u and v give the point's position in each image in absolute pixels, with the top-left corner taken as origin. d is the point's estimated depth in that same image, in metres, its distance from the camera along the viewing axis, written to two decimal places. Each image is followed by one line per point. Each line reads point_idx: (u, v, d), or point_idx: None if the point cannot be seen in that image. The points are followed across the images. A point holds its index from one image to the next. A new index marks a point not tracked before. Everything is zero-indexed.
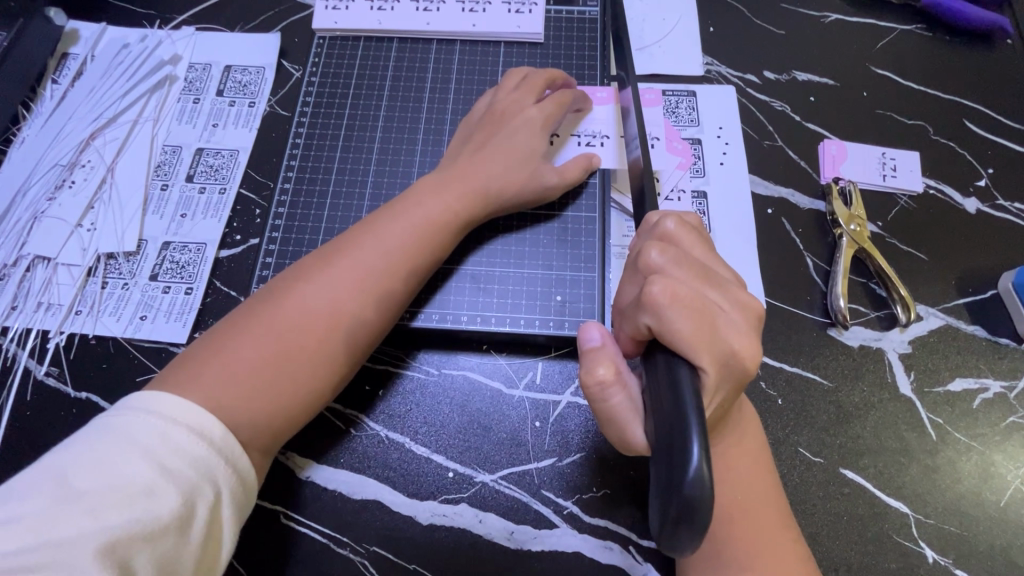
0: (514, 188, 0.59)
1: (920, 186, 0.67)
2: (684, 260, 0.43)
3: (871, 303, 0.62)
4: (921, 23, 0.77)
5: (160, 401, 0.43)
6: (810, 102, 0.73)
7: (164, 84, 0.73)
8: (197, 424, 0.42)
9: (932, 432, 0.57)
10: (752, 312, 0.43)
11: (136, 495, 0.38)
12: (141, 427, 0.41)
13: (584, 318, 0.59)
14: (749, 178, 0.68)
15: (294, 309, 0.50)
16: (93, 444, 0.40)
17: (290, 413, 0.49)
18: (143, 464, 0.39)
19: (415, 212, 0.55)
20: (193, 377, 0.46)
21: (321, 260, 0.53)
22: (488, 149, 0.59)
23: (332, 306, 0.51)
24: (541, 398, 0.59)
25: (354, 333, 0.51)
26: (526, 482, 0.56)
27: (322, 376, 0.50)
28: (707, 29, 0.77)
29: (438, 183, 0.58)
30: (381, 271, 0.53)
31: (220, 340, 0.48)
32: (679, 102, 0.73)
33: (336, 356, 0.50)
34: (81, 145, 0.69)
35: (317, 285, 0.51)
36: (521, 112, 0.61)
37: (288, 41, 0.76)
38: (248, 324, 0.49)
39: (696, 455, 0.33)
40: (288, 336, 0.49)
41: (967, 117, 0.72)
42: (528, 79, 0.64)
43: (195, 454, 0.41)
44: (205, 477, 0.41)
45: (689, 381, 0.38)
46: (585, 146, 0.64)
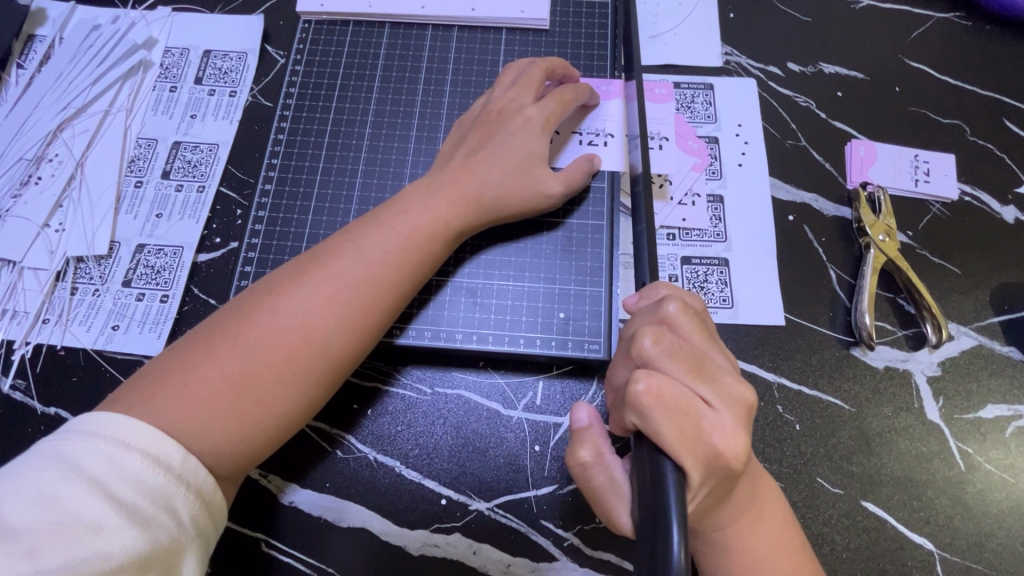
0: (513, 195, 0.54)
1: (954, 192, 0.62)
2: (677, 350, 0.40)
3: (898, 321, 0.58)
4: (960, 12, 0.71)
5: (113, 425, 0.39)
6: (837, 98, 0.67)
7: (138, 71, 0.67)
8: (154, 450, 0.39)
9: (960, 462, 0.53)
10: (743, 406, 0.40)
11: (83, 531, 0.35)
12: (90, 455, 0.38)
13: (589, 336, 0.54)
14: (770, 181, 0.63)
15: (265, 324, 0.46)
16: (35, 475, 0.37)
17: (259, 438, 0.45)
18: (91, 496, 0.36)
19: (402, 219, 0.51)
20: (152, 397, 0.42)
21: (297, 270, 0.49)
22: (485, 154, 0.54)
23: (306, 322, 0.46)
24: (541, 420, 0.55)
25: (329, 351, 0.47)
26: (524, 511, 0.52)
27: (295, 398, 0.46)
28: (727, 15, 0.71)
29: (429, 188, 0.53)
30: (362, 283, 0.48)
31: (185, 356, 0.45)
32: (694, 96, 0.67)
33: (310, 377, 0.46)
34: (48, 137, 0.64)
35: (290, 297, 0.47)
36: (523, 110, 0.56)
37: (272, 25, 0.70)
38: (213, 340, 0.45)
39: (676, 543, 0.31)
40: (254, 354, 0.45)
41: (1006, 116, 0.66)
42: (532, 73, 0.58)
43: (151, 483, 0.38)
44: (163, 507, 0.38)
45: (674, 479, 0.35)
46: (587, 146, 0.59)
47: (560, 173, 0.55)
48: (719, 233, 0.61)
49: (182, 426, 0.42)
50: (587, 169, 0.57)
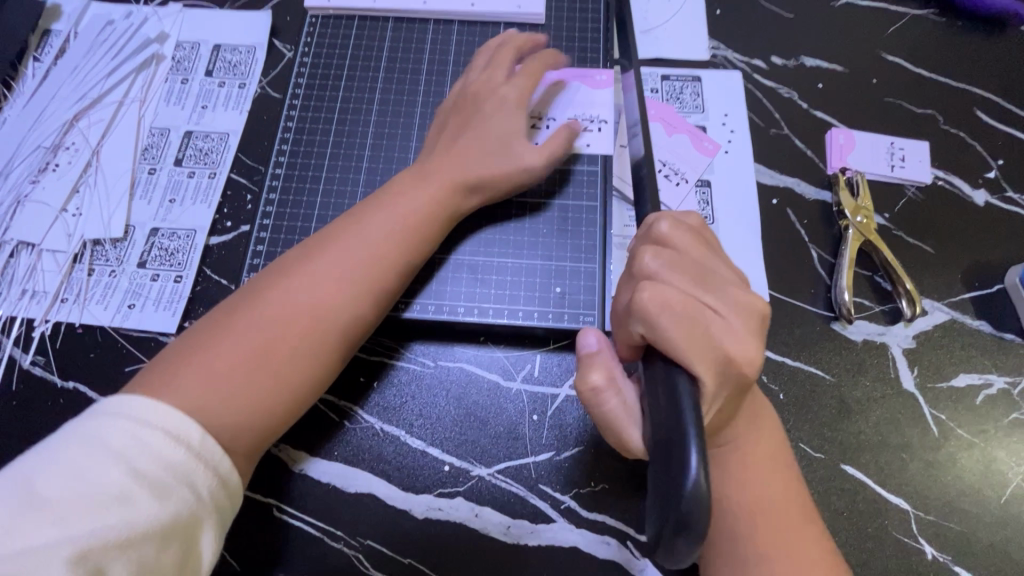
0: (497, 172, 0.57)
1: (928, 176, 0.66)
2: (678, 264, 0.42)
3: (876, 297, 0.61)
4: (934, 8, 0.75)
5: (133, 403, 0.42)
6: (818, 88, 0.71)
7: (151, 64, 0.70)
8: (175, 427, 0.41)
9: (934, 428, 0.57)
10: (745, 306, 0.41)
11: (109, 501, 0.38)
12: (112, 432, 0.40)
13: (584, 310, 0.57)
14: (754, 167, 0.67)
15: (273, 306, 0.48)
16: (65, 449, 0.39)
17: (273, 412, 0.47)
18: (114, 470, 0.38)
19: (399, 203, 0.54)
20: (170, 378, 0.45)
21: (301, 256, 0.51)
22: (465, 133, 0.57)
23: (312, 302, 0.49)
24: (539, 391, 0.58)
25: (335, 329, 0.49)
26: (523, 476, 0.55)
27: (304, 374, 0.48)
28: (714, 11, 0.75)
29: (423, 175, 0.56)
30: (363, 265, 0.51)
31: (198, 340, 0.47)
32: (683, 87, 0.71)
33: (318, 353, 0.49)
34: (65, 126, 0.67)
35: (296, 281, 0.50)
36: (497, 91, 0.59)
37: (279, 20, 0.73)
38: (226, 324, 0.48)
39: (694, 464, 0.32)
40: (266, 334, 0.47)
41: (978, 106, 0.70)
42: (501, 56, 0.61)
43: (170, 458, 0.40)
44: (182, 480, 0.40)
45: (689, 391, 0.36)
46: (584, 132, 0.63)
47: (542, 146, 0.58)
48: (707, 216, 0.65)
49: (200, 403, 0.44)
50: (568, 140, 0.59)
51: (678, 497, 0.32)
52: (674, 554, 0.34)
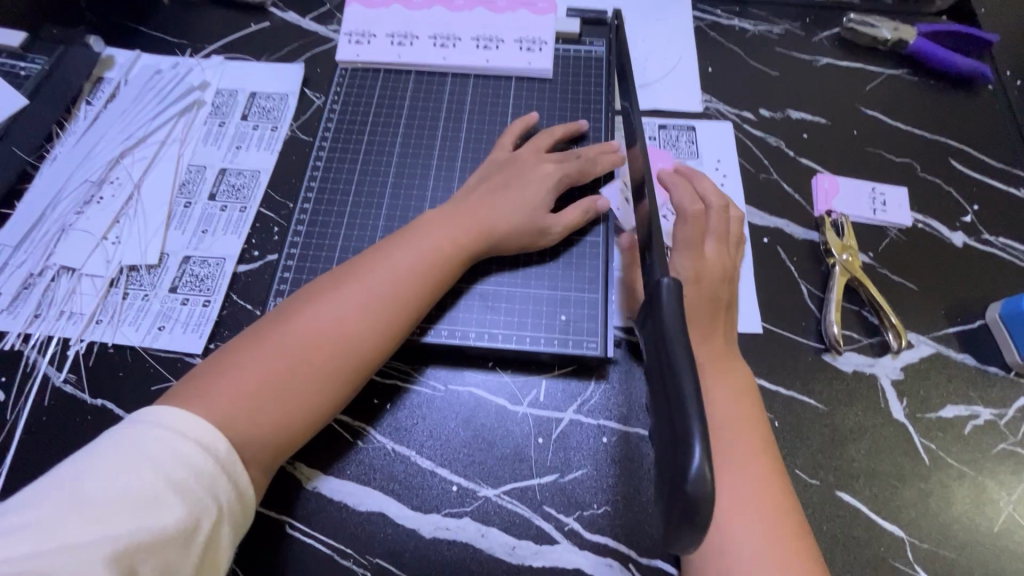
0: (515, 227, 0.62)
1: (908, 219, 0.71)
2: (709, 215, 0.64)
3: (864, 331, 0.64)
4: (907, 68, 0.82)
5: (171, 416, 0.45)
6: (803, 138, 0.77)
7: (192, 108, 0.77)
8: (203, 438, 0.45)
9: (925, 457, 0.59)
10: (717, 272, 0.60)
11: (144, 506, 0.41)
12: (151, 441, 0.43)
13: (587, 337, 0.61)
14: (746, 209, 0.72)
15: (302, 327, 0.52)
16: (103, 455, 0.42)
17: (293, 430, 0.50)
18: (152, 476, 0.42)
19: (423, 241, 0.58)
20: (203, 391, 0.48)
21: (330, 282, 0.56)
22: (499, 194, 0.63)
23: (340, 325, 0.53)
24: (544, 414, 0.60)
25: (356, 356, 0.53)
26: (528, 497, 0.57)
27: (328, 393, 0.52)
28: (706, 69, 0.82)
29: (446, 215, 0.61)
30: (385, 298, 0.55)
31: (232, 356, 0.51)
32: (679, 136, 0.77)
33: (342, 373, 0.52)
34: (110, 163, 0.73)
35: (324, 308, 0.53)
36: (541, 166, 0.65)
37: (311, 71, 0.81)
38: (257, 342, 0.52)
39: (698, 457, 0.33)
40: (293, 354, 0.51)
41: (951, 156, 0.76)
42: (541, 135, 0.68)
43: (199, 469, 0.44)
44: (209, 492, 0.43)
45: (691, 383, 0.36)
46: (584, 173, 0.69)
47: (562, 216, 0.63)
48: None
49: (232, 416, 0.47)
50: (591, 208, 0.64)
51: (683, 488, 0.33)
52: (681, 540, 0.36)
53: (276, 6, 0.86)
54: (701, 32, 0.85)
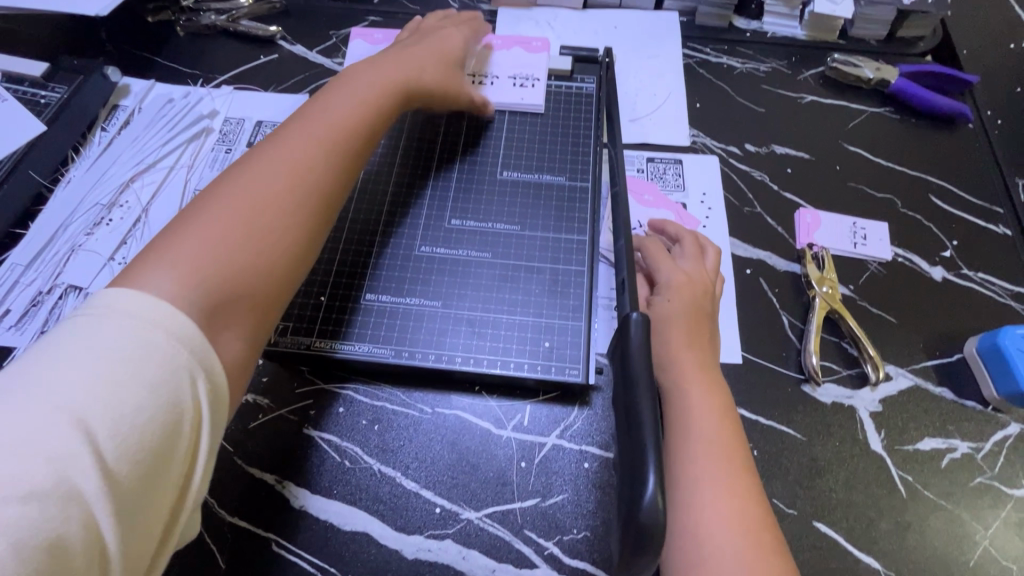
0: (433, 82, 0.70)
1: (889, 254, 0.73)
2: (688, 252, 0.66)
3: (843, 362, 0.66)
4: (890, 107, 0.85)
5: (132, 304, 0.41)
6: (787, 173, 0.79)
7: (201, 135, 0.81)
8: (169, 319, 0.41)
9: (902, 489, 0.60)
10: (698, 283, 0.63)
11: (116, 402, 0.38)
12: (117, 333, 0.40)
13: (571, 364, 0.63)
14: (730, 241, 0.74)
15: (242, 194, 0.51)
16: (69, 350, 0.39)
17: (261, 280, 0.49)
18: (123, 370, 0.38)
19: (351, 99, 0.62)
20: (145, 270, 0.44)
21: (258, 155, 0.55)
22: (403, 55, 0.70)
23: (289, 167, 0.53)
24: (527, 439, 0.62)
25: (313, 186, 0.54)
26: (509, 521, 0.58)
27: (295, 201, 0.53)
28: (694, 105, 0.86)
29: (364, 73, 0.66)
30: (329, 135, 0.57)
31: (165, 238, 0.47)
32: (666, 169, 0.79)
33: (306, 189, 0.54)
34: (121, 187, 0.76)
35: (262, 168, 0.53)
36: (427, 34, 0.76)
37: None
38: (199, 213, 0.49)
39: (651, 487, 0.36)
40: (246, 211, 0.50)
41: (932, 193, 0.78)
42: (445, 31, 0.77)
43: (172, 363, 0.40)
44: (185, 379, 0.40)
45: (650, 417, 0.39)
46: (566, 205, 0.72)
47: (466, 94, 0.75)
48: None
49: (191, 278, 0.45)
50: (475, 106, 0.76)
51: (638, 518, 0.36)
52: (639, 566, 0.38)
53: (285, 39, 0.90)
54: (690, 69, 0.89)
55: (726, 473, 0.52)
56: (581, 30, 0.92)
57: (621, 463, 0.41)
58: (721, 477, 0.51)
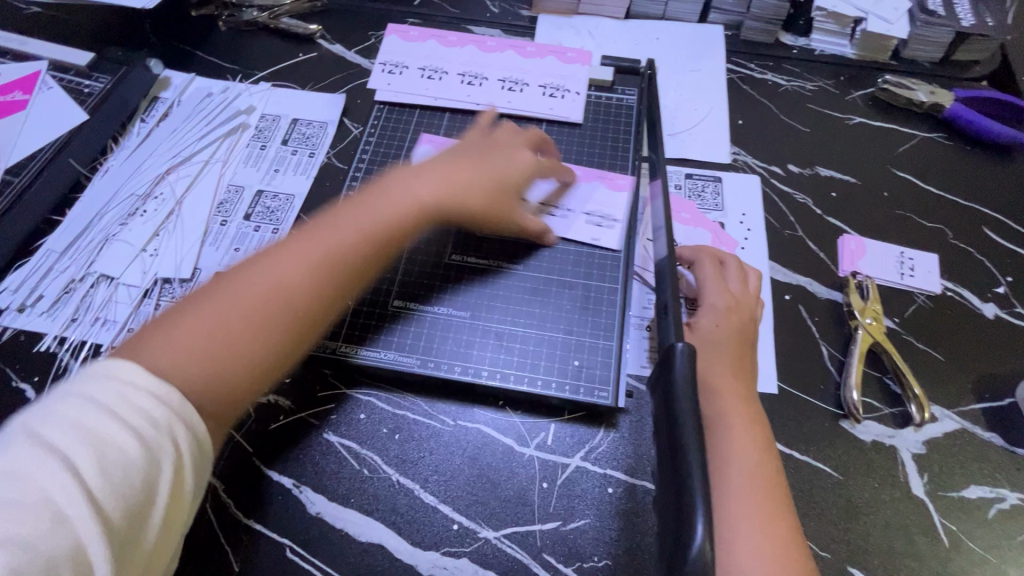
0: (490, 210, 0.62)
1: (937, 287, 0.69)
2: (733, 270, 0.65)
3: (885, 399, 0.63)
4: (943, 132, 0.82)
5: (122, 357, 0.42)
6: (831, 197, 0.76)
7: (237, 131, 0.81)
8: (150, 385, 0.41)
9: (945, 538, 0.56)
10: (744, 310, 0.61)
11: (101, 454, 0.38)
12: (105, 389, 0.40)
13: (599, 384, 0.61)
14: (769, 265, 0.71)
15: (258, 276, 0.50)
16: (61, 405, 0.40)
17: (255, 370, 0.48)
18: (105, 422, 0.39)
19: (387, 203, 0.57)
20: (154, 341, 0.45)
21: (278, 240, 0.53)
22: (474, 166, 0.62)
23: (303, 262, 0.51)
24: (550, 459, 0.60)
25: (319, 298, 0.51)
26: (528, 543, 0.56)
27: (286, 335, 0.49)
28: (736, 121, 0.83)
29: (421, 176, 0.60)
30: (346, 260, 0.53)
31: (183, 308, 0.48)
32: (705, 186, 0.77)
33: (307, 307, 0.50)
34: (157, 179, 0.77)
35: (287, 250, 0.52)
36: (516, 147, 0.66)
37: (351, 102, 0.84)
38: (215, 289, 0.49)
39: (700, 533, 0.33)
40: (253, 294, 0.49)
41: (985, 225, 0.74)
42: (512, 150, 0.66)
43: (156, 416, 0.40)
44: (162, 433, 0.40)
45: (698, 457, 0.36)
46: (594, 225, 0.69)
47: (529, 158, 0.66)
48: None
49: (185, 360, 0.45)
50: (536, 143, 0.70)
51: (682, 564, 0.33)
52: None
53: (325, 38, 0.90)
54: (733, 84, 0.87)
55: (763, 514, 0.49)
56: (621, 41, 0.90)
57: (665, 513, 0.38)
58: (758, 518, 0.49)
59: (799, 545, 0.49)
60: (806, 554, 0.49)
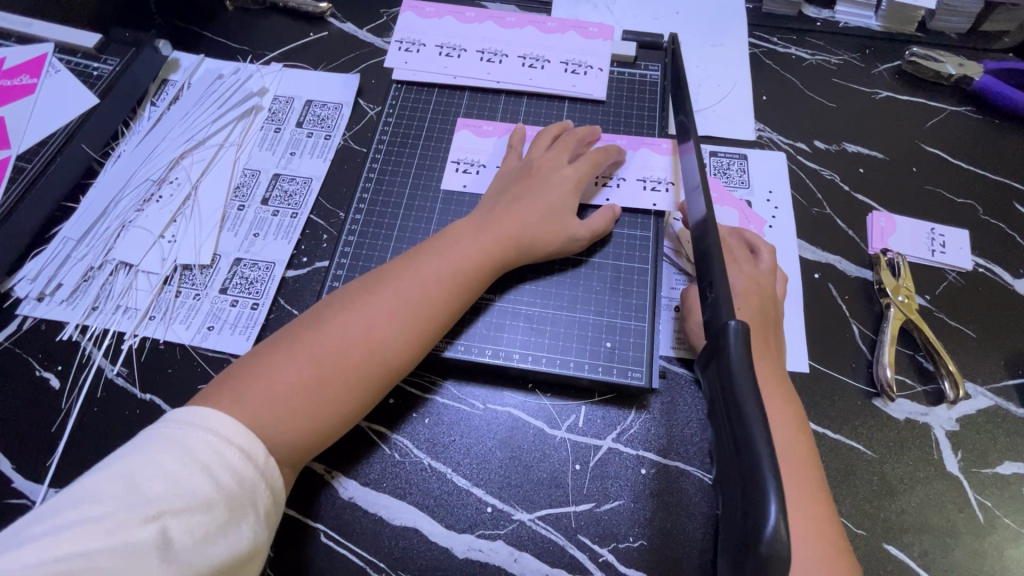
0: (545, 243, 0.63)
1: (969, 263, 0.68)
2: (742, 253, 0.64)
3: (918, 377, 0.62)
4: (972, 106, 0.80)
5: (214, 419, 0.46)
6: (859, 173, 0.75)
7: (251, 114, 0.79)
8: (247, 445, 0.46)
9: (980, 514, 0.56)
10: (765, 290, 0.61)
11: (190, 509, 0.42)
12: (201, 445, 0.45)
13: (632, 365, 0.61)
14: (797, 243, 0.70)
15: (330, 339, 0.53)
16: (156, 454, 0.44)
17: (329, 429, 0.52)
18: (198, 476, 0.43)
19: (449, 258, 0.59)
20: (238, 395, 0.49)
21: (350, 297, 0.56)
22: (524, 202, 0.63)
23: (372, 326, 0.54)
24: (582, 441, 0.60)
25: (388, 358, 0.54)
26: (562, 525, 0.56)
27: (355, 389, 0.53)
28: (760, 97, 0.81)
29: (478, 227, 0.61)
30: (413, 321, 0.55)
31: (262, 361, 0.52)
32: (730, 164, 0.75)
33: (377, 366, 0.54)
34: (171, 163, 0.75)
35: (357, 312, 0.54)
36: (559, 168, 0.66)
37: (366, 82, 0.82)
38: (291, 345, 0.52)
39: (773, 512, 0.33)
40: (329, 357, 0.52)
41: (1017, 200, 0.73)
42: (555, 171, 0.66)
43: (243, 477, 0.45)
44: (248, 494, 0.45)
45: (764, 437, 0.35)
46: (613, 189, 0.69)
47: (576, 167, 0.66)
48: None
49: (267, 421, 0.49)
50: (585, 139, 0.69)
51: (755, 543, 0.33)
52: None
53: (336, 17, 0.88)
54: (757, 59, 0.84)
55: (803, 494, 0.49)
56: (641, 15, 0.87)
57: (730, 497, 0.37)
58: (797, 497, 0.49)
59: (834, 523, 0.49)
60: (843, 533, 0.49)
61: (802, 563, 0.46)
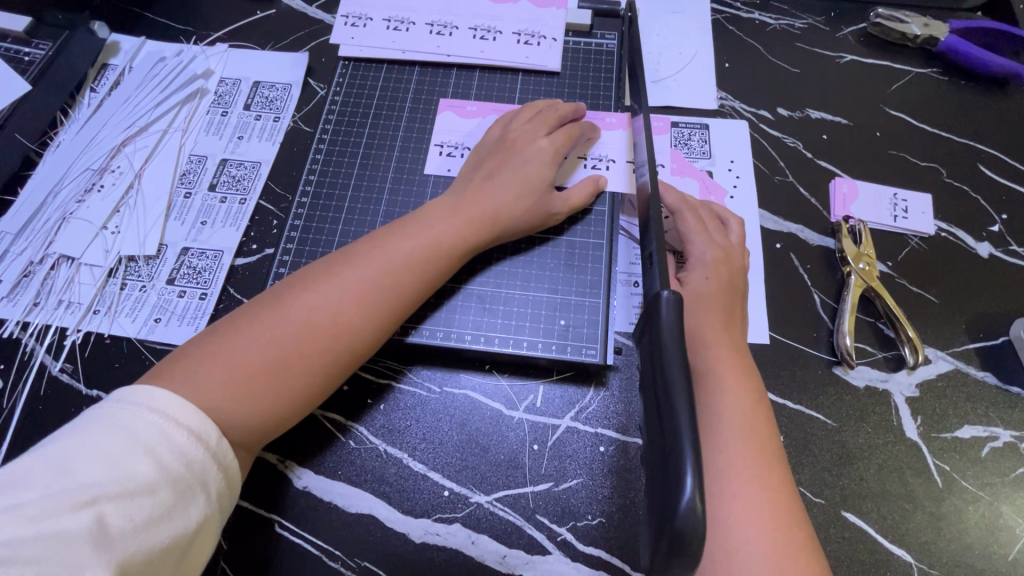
0: (517, 223, 0.61)
1: (931, 228, 0.67)
2: (714, 223, 0.62)
3: (878, 344, 0.62)
4: (937, 67, 0.78)
5: (163, 400, 0.45)
6: (822, 139, 0.73)
7: (195, 97, 0.76)
8: (196, 425, 0.45)
9: (938, 479, 0.56)
10: (735, 262, 0.60)
11: (130, 492, 0.40)
12: (145, 426, 0.43)
13: (587, 343, 0.60)
14: (759, 213, 0.69)
15: (291, 318, 0.51)
16: (94, 437, 0.42)
17: (287, 412, 0.50)
18: (140, 459, 0.41)
19: (420, 238, 0.57)
20: (192, 371, 0.48)
21: (315, 276, 0.54)
22: (497, 180, 0.61)
23: (337, 307, 0.52)
24: (540, 421, 0.59)
25: (352, 340, 0.52)
26: (520, 505, 0.56)
27: (315, 372, 0.51)
28: (722, 64, 0.79)
29: (450, 207, 0.59)
30: (381, 303, 0.54)
31: (220, 338, 0.50)
32: (691, 134, 0.73)
33: (340, 348, 0.52)
34: (112, 151, 0.72)
35: (323, 291, 0.53)
36: (535, 141, 0.64)
37: (315, 61, 0.79)
38: (250, 322, 0.51)
39: (690, 485, 0.32)
40: (288, 337, 0.50)
41: (980, 162, 0.72)
42: (532, 143, 0.64)
43: (191, 458, 0.44)
44: (197, 476, 0.43)
45: (688, 411, 0.35)
46: (592, 169, 0.67)
47: (553, 140, 0.64)
48: None
49: (220, 401, 0.47)
50: (567, 113, 0.67)
51: (673, 516, 0.32)
52: None
53: None
54: (719, 25, 0.82)
55: (757, 465, 0.48)
56: None
57: (656, 472, 0.37)
58: (752, 468, 0.48)
59: (790, 492, 0.48)
60: (799, 502, 0.49)
61: (756, 535, 0.46)
